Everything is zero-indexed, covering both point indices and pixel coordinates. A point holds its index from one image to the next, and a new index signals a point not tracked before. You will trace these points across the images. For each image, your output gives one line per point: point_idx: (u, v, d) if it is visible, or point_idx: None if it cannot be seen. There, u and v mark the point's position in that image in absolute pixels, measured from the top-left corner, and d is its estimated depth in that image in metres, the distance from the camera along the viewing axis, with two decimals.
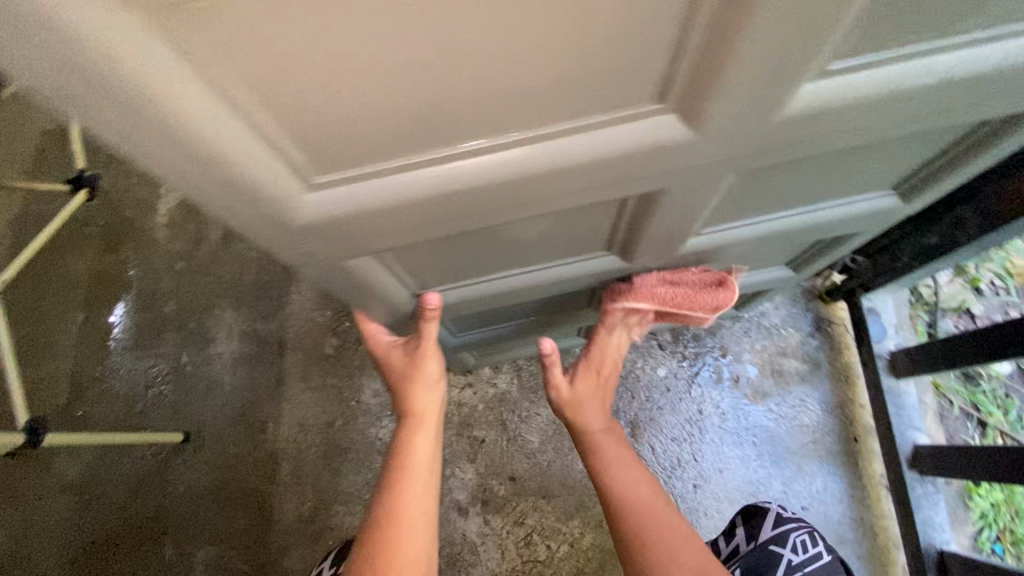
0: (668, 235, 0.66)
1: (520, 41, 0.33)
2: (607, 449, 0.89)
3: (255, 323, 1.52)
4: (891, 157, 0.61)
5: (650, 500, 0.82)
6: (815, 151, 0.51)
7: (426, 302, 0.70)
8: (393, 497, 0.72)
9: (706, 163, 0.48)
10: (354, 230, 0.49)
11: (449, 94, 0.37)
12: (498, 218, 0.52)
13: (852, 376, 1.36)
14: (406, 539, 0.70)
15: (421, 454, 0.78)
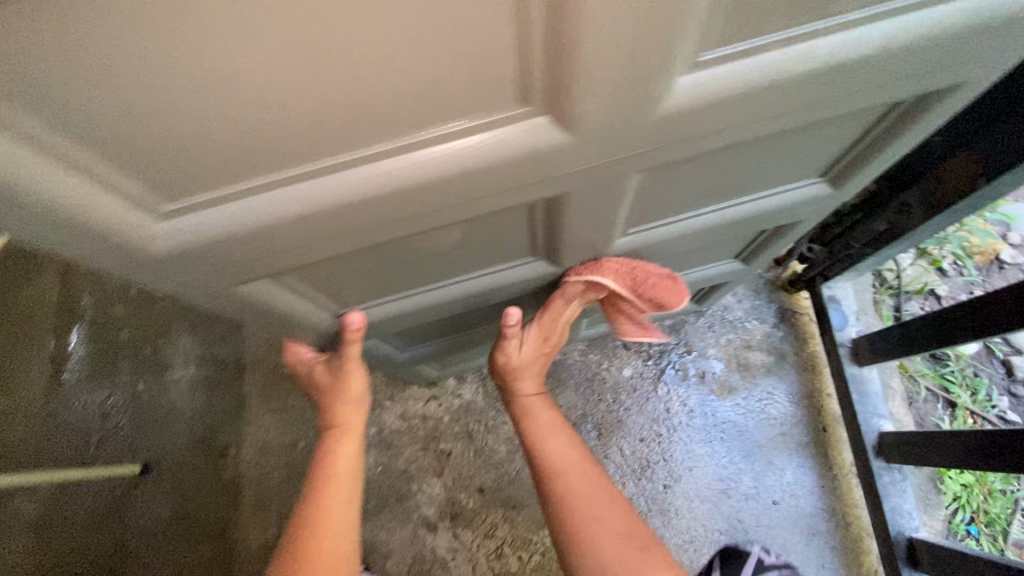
0: (590, 240, 0.64)
1: (336, 51, 0.31)
2: (536, 423, 0.92)
3: (212, 347, 1.46)
4: (808, 147, 0.59)
5: (572, 471, 0.86)
6: (718, 145, 0.48)
7: (348, 322, 0.67)
8: (313, 504, 0.80)
9: (597, 165, 0.45)
10: (233, 254, 0.46)
11: (281, 108, 0.35)
12: (390, 233, 0.49)
13: (818, 365, 1.35)
14: (327, 542, 0.77)
15: (343, 464, 0.83)
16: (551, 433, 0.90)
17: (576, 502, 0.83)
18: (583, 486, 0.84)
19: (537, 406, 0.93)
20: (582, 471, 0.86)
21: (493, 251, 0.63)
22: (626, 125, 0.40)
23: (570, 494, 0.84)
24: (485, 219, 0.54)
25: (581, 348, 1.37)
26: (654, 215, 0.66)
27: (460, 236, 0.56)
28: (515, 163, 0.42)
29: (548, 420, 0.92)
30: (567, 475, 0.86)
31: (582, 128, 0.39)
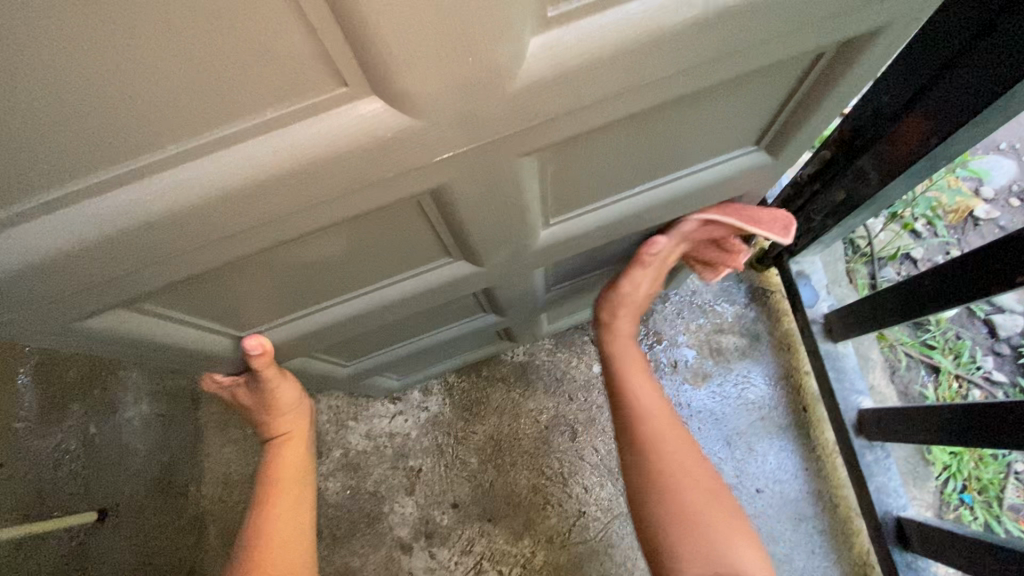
0: (505, 238, 0.58)
1: (59, 27, 0.26)
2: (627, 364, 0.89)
3: (164, 380, 1.39)
4: (728, 112, 0.54)
5: (670, 429, 0.85)
6: (610, 118, 0.42)
7: (250, 347, 0.63)
8: (263, 515, 0.70)
9: (461, 154, 0.40)
10: (55, 285, 0.41)
11: (30, 105, 0.29)
12: (247, 250, 0.43)
13: (793, 343, 1.30)
14: (282, 551, 0.68)
15: (292, 472, 0.73)
16: (654, 394, 0.87)
17: (671, 459, 0.82)
18: (682, 450, 0.83)
19: (636, 362, 0.89)
20: (680, 435, 0.85)
21: (394, 258, 0.57)
22: (478, 99, 0.35)
23: (664, 450, 0.83)
24: (366, 224, 0.48)
25: (548, 347, 1.34)
26: (575, 202, 0.60)
27: (345, 245, 0.50)
28: (356, 154, 0.36)
29: (647, 381, 0.89)
30: (662, 436, 0.84)
31: (420, 104, 0.34)
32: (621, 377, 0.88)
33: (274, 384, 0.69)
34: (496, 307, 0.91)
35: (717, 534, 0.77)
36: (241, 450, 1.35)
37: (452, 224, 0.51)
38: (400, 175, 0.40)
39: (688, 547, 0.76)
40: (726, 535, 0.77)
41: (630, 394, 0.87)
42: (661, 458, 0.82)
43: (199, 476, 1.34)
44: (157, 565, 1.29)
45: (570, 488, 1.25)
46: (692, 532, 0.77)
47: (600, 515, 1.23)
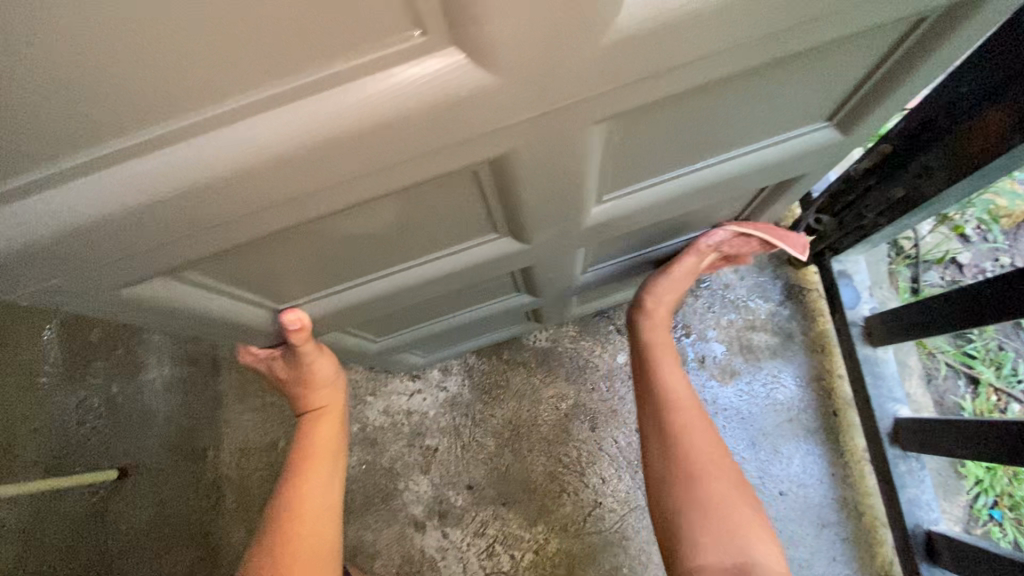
0: (554, 215, 0.55)
1: None
2: (658, 356, 0.91)
3: (184, 343, 1.38)
4: (806, 84, 0.50)
5: (699, 422, 0.84)
6: (693, 83, 0.39)
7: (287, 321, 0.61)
8: (290, 496, 0.66)
9: (534, 115, 0.37)
10: (95, 251, 0.38)
11: (81, 47, 0.26)
12: (293, 219, 0.41)
13: (828, 344, 1.25)
14: (308, 535, 0.64)
15: (325, 448, 0.71)
16: (680, 387, 0.88)
17: (695, 448, 0.82)
18: (706, 442, 0.83)
19: (670, 359, 0.90)
20: (708, 429, 0.84)
21: (437, 231, 0.54)
22: (561, 54, 0.32)
23: (693, 441, 0.83)
24: (417, 193, 0.45)
25: (572, 334, 1.31)
26: (629, 178, 0.57)
27: (392, 216, 0.48)
28: (426, 113, 0.33)
29: (677, 378, 0.89)
30: (683, 427, 0.84)
31: (499, 58, 0.31)
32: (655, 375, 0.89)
33: (312, 360, 0.68)
34: (528, 288, 0.88)
35: (733, 525, 0.75)
36: (260, 418, 1.35)
37: (505, 195, 0.49)
38: (466, 139, 0.37)
39: (704, 535, 0.75)
40: (740, 524, 0.76)
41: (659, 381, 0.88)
42: (682, 448, 0.82)
43: (216, 442, 1.34)
44: (176, 526, 1.30)
45: (587, 478, 1.23)
46: (710, 521, 0.76)
47: (616, 507, 1.21)
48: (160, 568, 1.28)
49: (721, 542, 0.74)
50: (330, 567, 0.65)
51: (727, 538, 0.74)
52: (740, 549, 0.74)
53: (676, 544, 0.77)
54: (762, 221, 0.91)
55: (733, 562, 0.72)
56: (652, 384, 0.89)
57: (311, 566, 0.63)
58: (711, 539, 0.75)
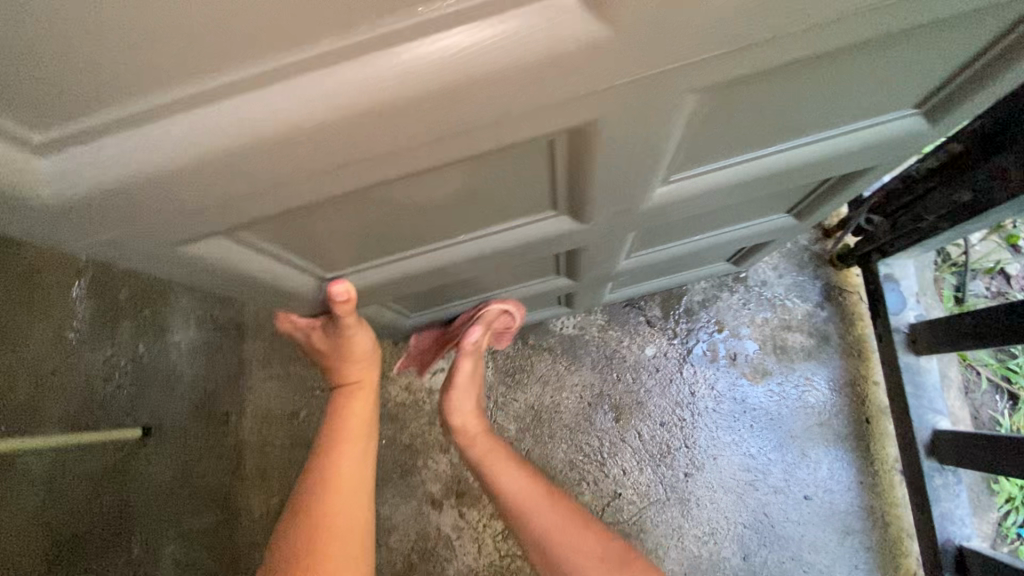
0: (621, 192, 0.53)
1: None
2: (489, 456, 0.78)
3: (212, 310, 1.43)
4: (907, 65, 0.47)
5: (540, 513, 0.71)
6: (802, 53, 0.37)
7: (334, 294, 0.58)
8: (323, 468, 0.65)
9: (635, 79, 0.34)
10: (151, 208, 0.36)
11: None
12: (366, 180, 0.39)
13: (865, 350, 1.21)
14: (340, 508, 0.63)
15: (357, 423, 0.70)
16: (512, 480, 0.75)
17: (556, 549, 0.69)
18: (563, 529, 0.70)
19: (490, 457, 0.78)
20: (557, 509, 0.72)
21: (499, 203, 0.52)
22: (681, 6, 0.29)
23: (550, 541, 0.70)
24: (491, 162, 0.43)
25: (600, 323, 1.27)
26: (703, 156, 0.54)
27: (459, 184, 0.46)
28: (530, 69, 0.31)
29: (510, 471, 0.76)
30: (536, 538, 0.71)
31: (621, 7, 0.28)
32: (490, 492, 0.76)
33: (353, 335, 0.66)
34: (571, 270, 0.86)
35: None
36: None
37: (577, 168, 0.46)
38: (563, 102, 0.35)
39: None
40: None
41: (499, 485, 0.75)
42: (546, 555, 0.70)
43: None
44: (196, 488, 1.32)
45: (607, 469, 1.21)
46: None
47: (635, 500, 1.19)
48: (180, 527, 1.30)
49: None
50: (362, 541, 0.64)
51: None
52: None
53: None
54: (815, 216, 0.87)
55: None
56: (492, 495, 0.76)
57: (345, 539, 0.62)
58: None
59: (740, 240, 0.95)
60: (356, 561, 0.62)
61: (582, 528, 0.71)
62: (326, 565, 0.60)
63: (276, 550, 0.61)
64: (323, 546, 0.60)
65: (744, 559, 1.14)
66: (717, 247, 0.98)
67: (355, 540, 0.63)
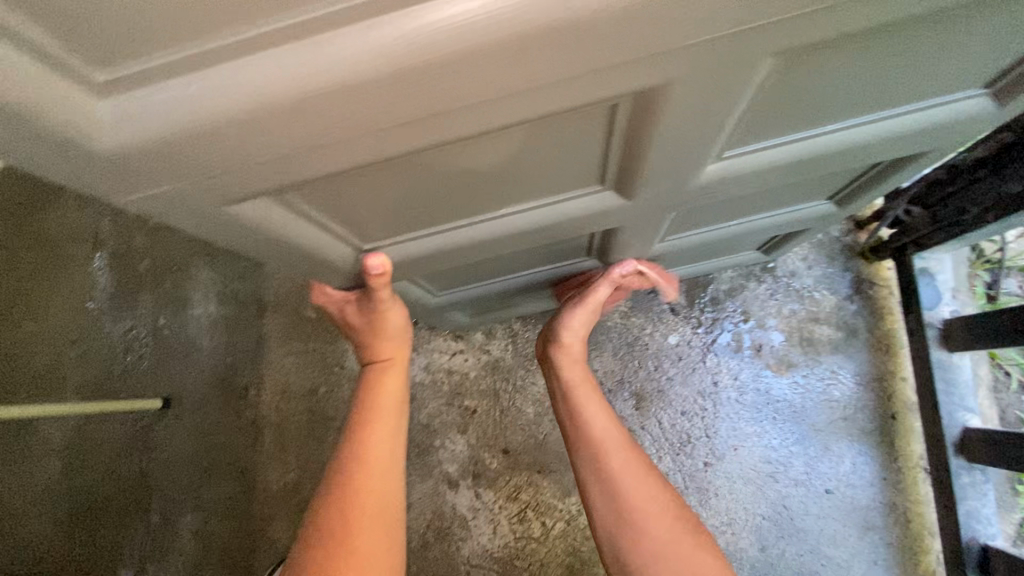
0: (675, 167, 0.51)
1: None
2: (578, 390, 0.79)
3: (233, 284, 1.42)
4: (988, 37, 0.44)
5: (618, 459, 0.72)
6: (891, 18, 0.35)
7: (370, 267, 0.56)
8: (355, 446, 0.64)
9: (719, 36, 0.32)
10: (199, 163, 0.34)
11: None
12: (424, 140, 0.37)
13: (895, 345, 1.18)
14: (373, 486, 0.63)
15: (389, 399, 0.68)
16: (597, 419, 0.75)
17: (625, 490, 0.70)
18: (637, 477, 0.71)
19: (580, 388, 0.78)
20: (636, 459, 0.72)
21: (548, 174, 0.50)
22: None
23: (620, 482, 0.70)
24: (548, 127, 0.41)
25: (622, 310, 1.26)
26: (759, 131, 0.52)
27: (511, 152, 0.44)
28: (617, 18, 0.29)
29: (598, 407, 0.76)
30: (602, 475, 0.71)
31: None
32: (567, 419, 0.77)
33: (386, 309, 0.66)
34: (602, 252, 0.84)
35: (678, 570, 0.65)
36: None
37: (634, 137, 0.45)
38: (641, 59, 0.33)
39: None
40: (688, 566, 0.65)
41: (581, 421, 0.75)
42: (608, 493, 0.70)
43: None
44: (214, 460, 1.32)
45: None
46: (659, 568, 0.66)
47: None
48: (197, 498, 1.31)
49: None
50: (392, 520, 0.63)
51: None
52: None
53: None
54: (858, 204, 0.85)
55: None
56: (573, 424, 0.76)
57: (376, 517, 0.62)
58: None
59: (775, 227, 0.93)
60: (386, 538, 0.62)
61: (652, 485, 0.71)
62: (358, 543, 0.59)
63: (310, 524, 0.62)
64: (355, 524, 0.60)
65: (762, 551, 1.14)
66: (750, 234, 0.95)
67: (386, 517, 0.63)
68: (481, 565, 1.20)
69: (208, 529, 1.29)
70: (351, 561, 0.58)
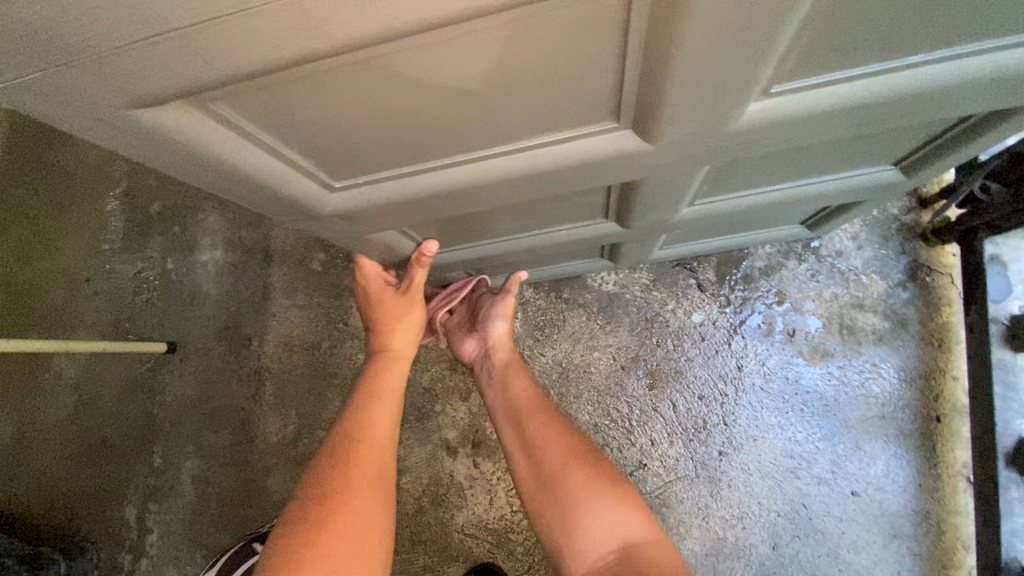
0: (706, 101, 0.41)
1: None
2: (496, 369, 0.87)
3: (239, 231, 1.34)
4: None
5: (538, 430, 0.76)
6: None
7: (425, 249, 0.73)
8: (356, 418, 0.69)
9: None
10: (86, 24, 0.28)
11: None
12: (372, 29, 0.29)
13: (949, 340, 1.05)
14: (371, 455, 0.66)
15: (391, 387, 0.73)
16: (520, 387, 0.83)
17: (545, 460, 0.73)
18: (555, 445, 0.74)
19: (510, 361, 0.87)
20: (552, 428, 0.76)
21: (549, 102, 0.41)
22: None
23: (540, 448, 0.74)
24: (541, 24, 0.32)
25: (644, 283, 1.16)
26: (822, 57, 0.41)
27: (494, 61, 0.36)
28: None
29: (521, 388, 0.83)
30: (523, 445, 0.76)
31: None
32: (495, 405, 0.83)
33: (415, 302, 0.78)
34: (620, 214, 0.74)
35: (595, 531, 0.67)
36: (306, 315, 1.30)
37: (654, 50, 0.35)
38: None
39: (568, 538, 0.68)
40: (598, 528, 0.67)
41: (502, 394, 0.83)
42: (529, 459, 0.74)
43: (261, 333, 1.31)
44: (215, 407, 1.31)
45: (634, 437, 1.12)
46: (566, 524, 0.69)
47: (661, 474, 1.11)
48: (198, 443, 1.31)
49: (578, 544, 0.67)
50: (386, 487, 0.66)
51: (590, 534, 0.67)
52: (622, 538, 0.66)
53: (558, 559, 0.70)
54: (928, 173, 0.72)
55: (616, 555, 0.65)
56: (499, 396, 0.83)
57: (370, 483, 0.64)
58: (574, 546, 0.67)
59: (825, 196, 0.80)
60: (376, 507, 0.63)
61: (573, 454, 0.73)
62: (354, 505, 0.62)
63: (309, 485, 0.64)
64: (351, 492, 0.63)
65: (773, 549, 1.06)
66: (796, 203, 0.83)
67: (376, 487, 0.65)
68: (475, 535, 1.17)
69: (207, 475, 1.30)
70: (345, 526, 0.60)
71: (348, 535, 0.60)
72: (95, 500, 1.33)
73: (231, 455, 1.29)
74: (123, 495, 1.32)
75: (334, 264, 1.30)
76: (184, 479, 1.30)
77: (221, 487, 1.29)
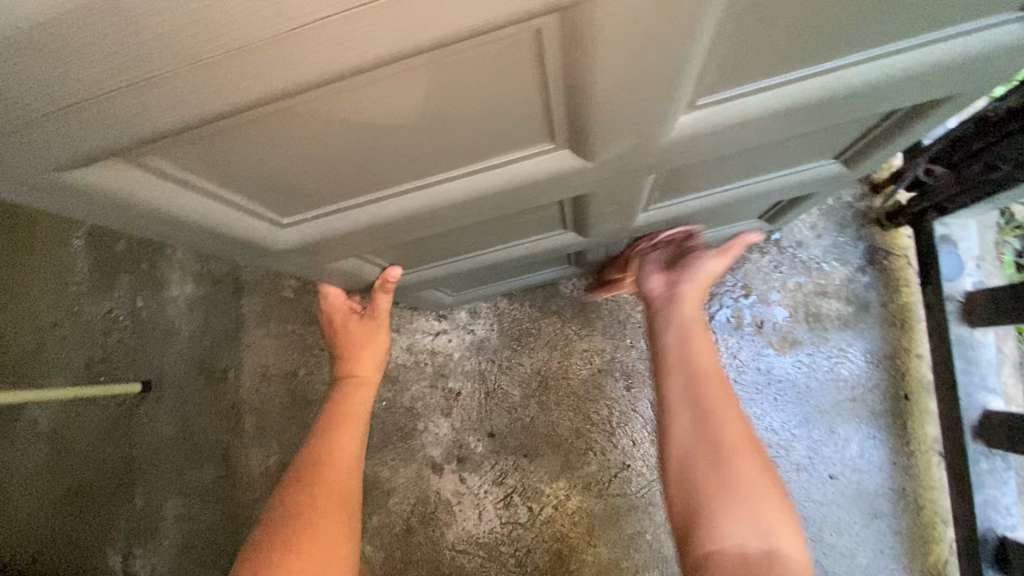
0: (631, 121, 0.43)
1: None
2: (678, 321, 0.78)
3: (207, 264, 1.33)
4: None
5: (724, 403, 0.68)
6: None
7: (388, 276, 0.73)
8: (322, 445, 0.69)
9: None
10: (8, 99, 0.28)
11: None
12: (285, 83, 0.30)
13: (910, 319, 1.08)
14: (340, 481, 0.67)
15: (354, 414, 0.73)
16: (705, 351, 0.74)
17: (722, 434, 0.66)
18: (735, 422, 0.67)
19: (693, 319, 0.78)
20: (734, 409, 0.69)
21: (480, 131, 0.43)
22: None
23: (718, 417, 0.68)
24: (456, 62, 0.33)
25: None
26: (739, 68, 0.43)
27: (421, 98, 0.37)
28: None
29: (703, 351, 0.74)
30: (693, 406, 0.69)
31: None
32: (665, 348, 0.76)
33: (381, 326, 0.79)
34: (578, 225, 0.76)
35: (743, 522, 0.60)
36: (281, 343, 1.29)
37: (572, 78, 0.36)
38: None
39: (712, 516, 0.61)
40: (749, 521, 0.60)
41: (681, 346, 0.75)
42: (699, 426, 0.67)
43: (237, 364, 1.30)
44: (194, 444, 1.30)
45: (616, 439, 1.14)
46: (716, 496, 0.62)
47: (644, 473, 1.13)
48: (179, 482, 1.29)
49: (722, 527, 0.60)
50: (354, 511, 0.66)
51: (736, 524, 0.60)
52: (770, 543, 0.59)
53: (681, 529, 0.63)
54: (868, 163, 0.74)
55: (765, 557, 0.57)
56: (673, 346, 0.75)
57: (336, 508, 0.64)
58: (712, 524, 0.61)
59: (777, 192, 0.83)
60: (343, 532, 0.64)
61: (750, 444, 0.66)
62: (319, 532, 0.62)
63: (274, 513, 0.64)
64: (318, 517, 0.63)
65: None
66: (749, 200, 0.86)
67: (343, 514, 0.65)
68: (467, 551, 1.16)
69: (191, 513, 1.27)
70: (313, 550, 0.60)
71: (315, 558, 0.60)
72: (77, 548, 1.30)
73: (213, 491, 1.27)
74: (105, 541, 1.29)
75: (307, 289, 1.30)
76: (167, 519, 1.28)
77: (205, 524, 1.27)
